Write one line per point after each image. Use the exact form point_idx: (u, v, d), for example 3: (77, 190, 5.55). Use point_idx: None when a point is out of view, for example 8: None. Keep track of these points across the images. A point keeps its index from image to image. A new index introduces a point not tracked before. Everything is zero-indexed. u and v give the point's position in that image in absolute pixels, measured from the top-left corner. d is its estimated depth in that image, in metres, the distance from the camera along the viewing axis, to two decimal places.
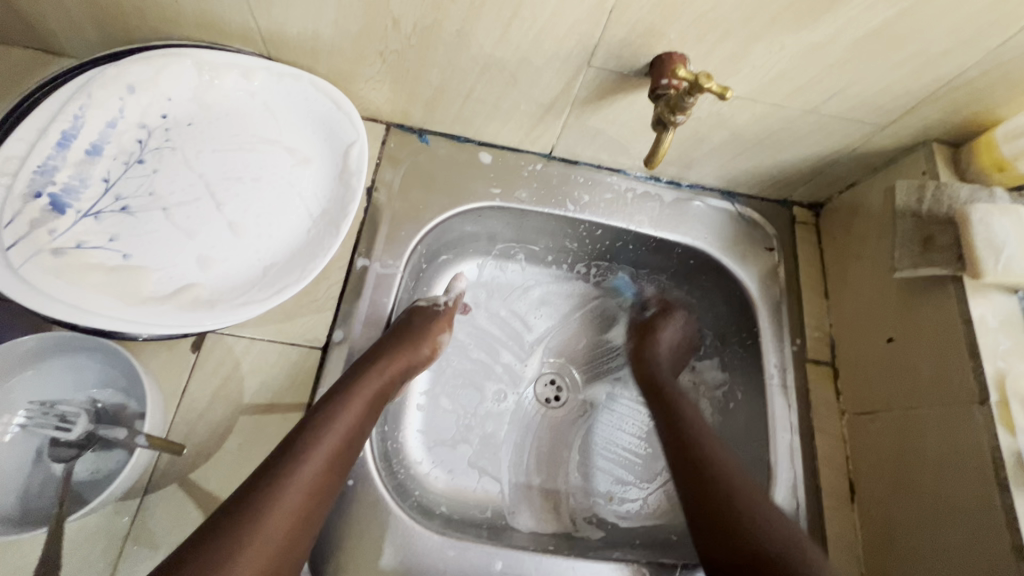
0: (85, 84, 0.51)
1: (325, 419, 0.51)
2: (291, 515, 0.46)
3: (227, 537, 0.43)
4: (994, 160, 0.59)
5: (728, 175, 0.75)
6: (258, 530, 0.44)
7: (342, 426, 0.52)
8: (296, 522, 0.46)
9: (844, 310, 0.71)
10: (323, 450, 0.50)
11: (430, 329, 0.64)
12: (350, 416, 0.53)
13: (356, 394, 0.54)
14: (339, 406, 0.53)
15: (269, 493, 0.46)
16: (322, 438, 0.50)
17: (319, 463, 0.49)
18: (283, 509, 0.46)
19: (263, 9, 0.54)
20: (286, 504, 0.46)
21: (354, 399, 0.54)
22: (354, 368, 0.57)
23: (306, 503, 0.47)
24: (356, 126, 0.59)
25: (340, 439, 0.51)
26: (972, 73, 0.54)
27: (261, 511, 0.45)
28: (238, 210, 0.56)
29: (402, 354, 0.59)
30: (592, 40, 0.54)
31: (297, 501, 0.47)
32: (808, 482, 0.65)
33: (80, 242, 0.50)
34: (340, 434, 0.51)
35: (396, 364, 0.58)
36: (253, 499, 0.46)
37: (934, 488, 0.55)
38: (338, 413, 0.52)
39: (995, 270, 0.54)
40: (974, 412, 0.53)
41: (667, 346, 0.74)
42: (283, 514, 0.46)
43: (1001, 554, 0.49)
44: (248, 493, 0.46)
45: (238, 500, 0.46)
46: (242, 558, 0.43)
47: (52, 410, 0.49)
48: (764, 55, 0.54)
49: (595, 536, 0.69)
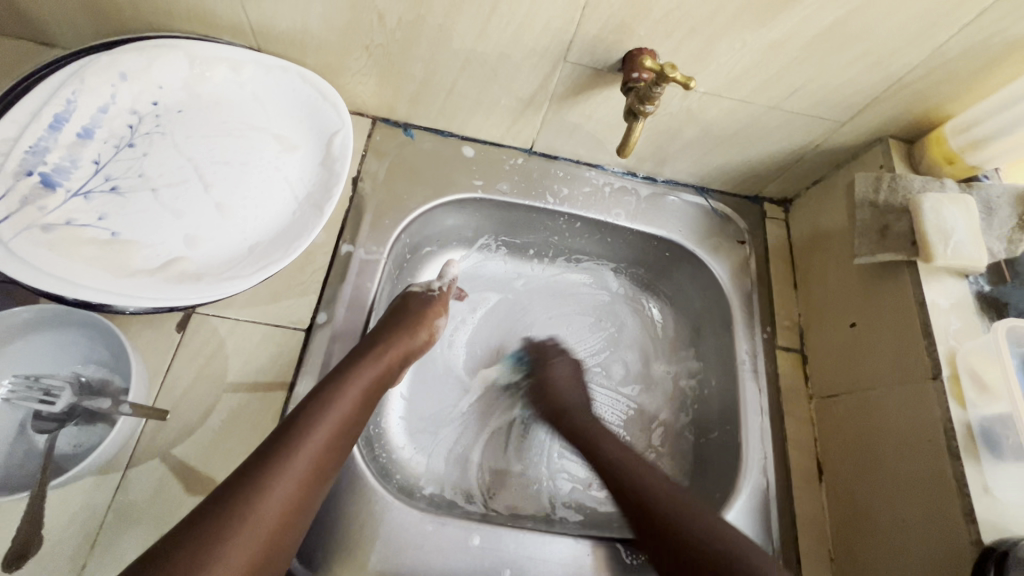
0: (78, 70, 0.54)
1: (328, 403, 0.53)
2: (288, 501, 0.48)
3: (217, 524, 0.44)
4: (944, 153, 0.63)
5: (700, 170, 0.78)
6: (257, 512, 0.45)
7: (341, 413, 0.53)
8: (294, 506, 0.48)
9: (811, 300, 0.74)
10: (320, 437, 0.51)
11: (428, 322, 0.66)
12: (347, 404, 0.54)
13: (360, 379, 0.56)
14: (340, 391, 0.55)
15: (267, 477, 0.47)
16: (321, 424, 0.51)
17: (319, 446, 0.51)
18: (284, 493, 0.47)
19: (254, 4, 0.56)
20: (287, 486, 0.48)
21: (352, 388, 0.55)
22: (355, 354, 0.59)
23: (299, 492, 0.48)
24: (341, 115, 0.61)
25: (342, 425, 0.53)
26: (920, 71, 0.58)
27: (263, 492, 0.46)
28: (226, 191, 0.57)
29: (402, 343, 0.62)
30: (566, 35, 0.57)
31: (298, 484, 0.48)
32: (778, 463, 0.67)
33: (69, 219, 0.51)
34: (342, 420, 0.53)
35: (398, 352, 0.61)
36: (247, 486, 0.46)
37: (895, 462, 0.57)
38: (336, 401, 0.54)
39: (945, 254, 0.57)
40: (928, 387, 0.55)
41: (566, 379, 0.75)
42: (278, 501, 0.47)
43: (954, 519, 0.50)
44: (238, 482, 0.46)
45: (228, 488, 0.46)
46: (233, 544, 0.44)
47: (36, 383, 0.50)
48: (728, 52, 0.57)
49: (572, 520, 0.71)
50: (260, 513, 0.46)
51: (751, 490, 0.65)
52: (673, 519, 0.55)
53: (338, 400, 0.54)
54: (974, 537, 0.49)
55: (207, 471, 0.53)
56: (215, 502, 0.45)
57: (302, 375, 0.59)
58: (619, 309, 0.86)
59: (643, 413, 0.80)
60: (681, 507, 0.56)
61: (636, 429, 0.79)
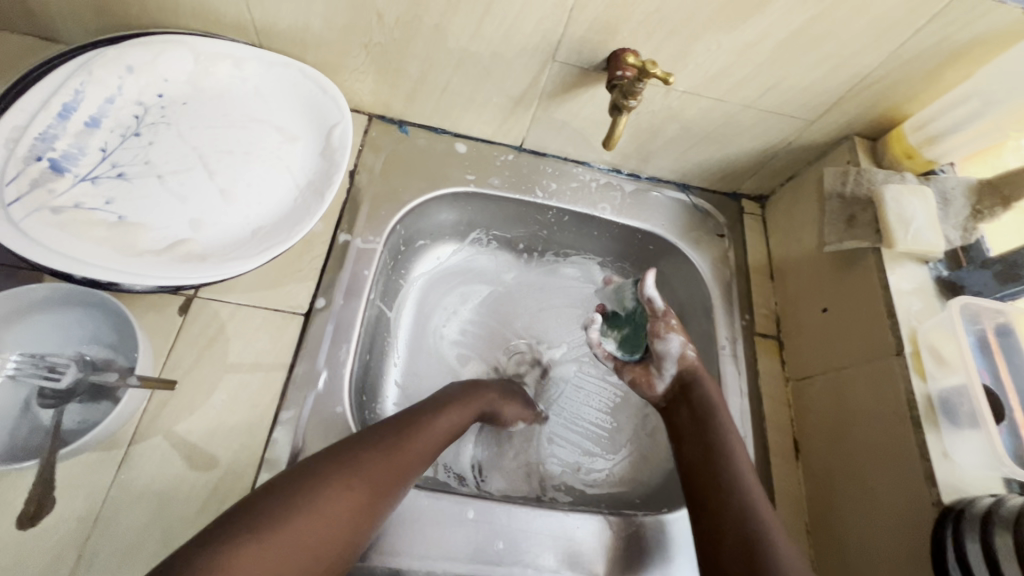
0: (87, 62, 0.56)
1: (406, 433, 0.55)
2: (366, 499, 0.49)
3: (299, 493, 0.46)
4: (904, 149, 0.68)
5: (682, 168, 0.82)
6: (335, 500, 0.47)
7: (430, 437, 0.57)
8: (354, 518, 0.48)
9: (787, 289, 0.79)
10: (408, 453, 0.54)
11: (521, 397, 0.74)
12: (437, 434, 0.58)
13: (442, 421, 0.60)
14: (414, 428, 0.56)
15: (354, 468, 0.50)
16: (410, 442, 0.55)
17: (381, 472, 0.51)
18: (347, 501, 0.48)
19: (259, 3, 0.59)
20: (346, 506, 0.48)
21: (441, 421, 0.60)
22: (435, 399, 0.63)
23: (375, 496, 0.50)
24: (341, 108, 0.64)
25: (409, 459, 0.54)
26: (879, 73, 0.63)
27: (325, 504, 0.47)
28: (229, 179, 0.60)
29: (489, 398, 0.68)
30: (556, 35, 0.61)
31: (369, 495, 0.50)
32: (757, 441, 0.70)
33: (78, 202, 0.53)
34: (410, 453, 0.54)
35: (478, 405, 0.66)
36: (338, 470, 0.49)
37: (864, 435, 0.61)
38: (427, 426, 0.58)
39: (905, 239, 0.62)
40: (892, 362, 0.60)
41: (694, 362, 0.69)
42: (359, 496, 0.49)
43: (918, 482, 0.54)
44: (327, 464, 0.49)
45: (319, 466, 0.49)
46: (310, 520, 0.45)
47: (41, 360, 0.51)
48: (705, 52, 0.62)
49: (562, 501, 0.74)
50: (340, 499, 0.48)
51: None
52: (728, 482, 0.57)
53: (417, 432, 0.56)
54: (935, 498, 0.53)
55: (210, 447, 0.55)
56: (304, 475, 0.48)
57: (301, 356, 0.61)
58: None
59: (630, 400, 0.83)
60: (738, 470, 0.58)
61: (622, 415, 0.82)
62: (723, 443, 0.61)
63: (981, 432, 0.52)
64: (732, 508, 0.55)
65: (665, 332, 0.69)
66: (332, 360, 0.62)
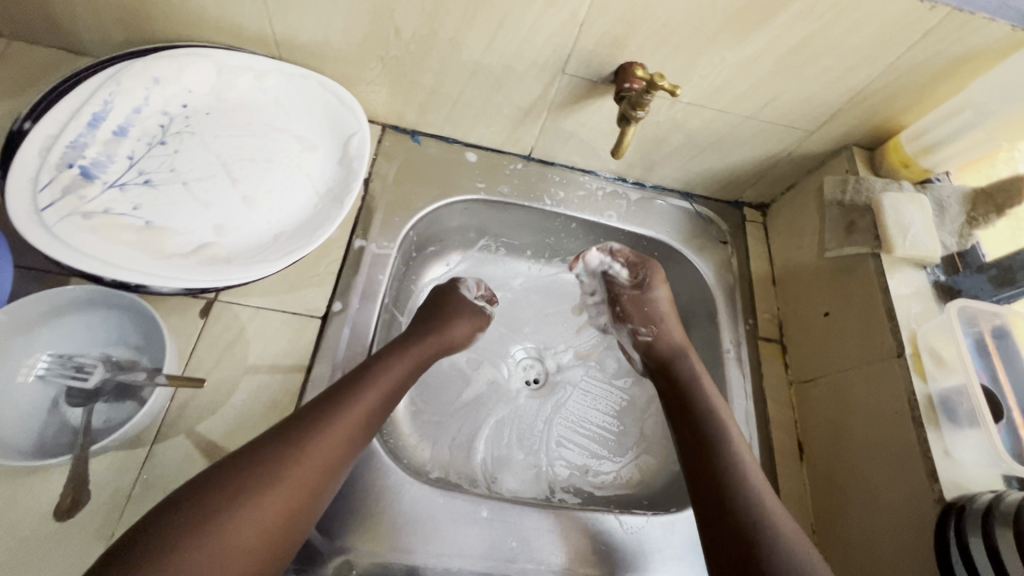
0: (116, 73, 0.58)
1: (342, 400, 0.55)
2: (310, 474, 0.51)
3: (239, 480, 0.48)
4: (900, 158, 0.71)
5: (685, 177, 0.85)
6: (279, 481, 0.49)
7: (370, 400, 0.57)
8: (304, 494, 0.50)
9: (789, 295, 0.81)
10: (348, 420, 0.55)
11: (464, 315, 0.75)
12: (376, 393, 0.58)
13: (379, 381, 0.59)
14: (326, 428, 0.53)
15: (293, 447, 0.51)
16: (350, 410, 0.55)
17: (309, 472, 0.51)
18: (293, 480, 0.50)
19: (281, 17, 0.62)
20: (247, 541, 0.46)
21: (379, 379, 0.59)
22: (350, 380, 0.58)
23: (322, 469, 0.52)
24: (359, 118, 0.66)
25: (319, 471, 0.51)
26: (876, 85, 0.66)
27: (219, 549, 0.45)
28: (251, 186, 0.62)
29: (428, 347, 0.67)
30: (565, 49, 0.64)
31: (315, 470, 0.51)
32: (762, 443, 0.72)
33: (107, 208, 0.55)
34: (320, 464, 0.51)
35: (402, 372, 0.62)
36: (277, 450, 0.50)
37: (868, 435, 0.63)
38: (365, 389, 0.57)
39: (903, 245, 0.64)
40: (894, 363, 0.61)
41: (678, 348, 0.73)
42: (302, 473, 0.50)
43: (920, 480, 0.56)
44: (265, 446, 0.50)
45: (256, 448, 0.50)
46: (256, 504, 0.47)
47: (69, 361, 0.53)
48: (709, 66, 0.64)
49: (571, 503, 0.75)
50: (284, 480, 0.49)
51: None
52: (727, 483, 0.57)
53: (356, 396, 0.56)
54: (937, 495, 0.54)
55: (231, 446, 0.56)
56: (245, 460, 0.49)
57: (319, 358, 0.63)
58: None
59: (636, 404, 0.85)
60: (743, 472, 0.58)
61: (628, 418, 0.84)
62: (721, 442, 0.61)
63: (981, 431, 0.55)
64: (729, 510, 0.56)
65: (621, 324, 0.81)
66: (349, 362, 0.64)
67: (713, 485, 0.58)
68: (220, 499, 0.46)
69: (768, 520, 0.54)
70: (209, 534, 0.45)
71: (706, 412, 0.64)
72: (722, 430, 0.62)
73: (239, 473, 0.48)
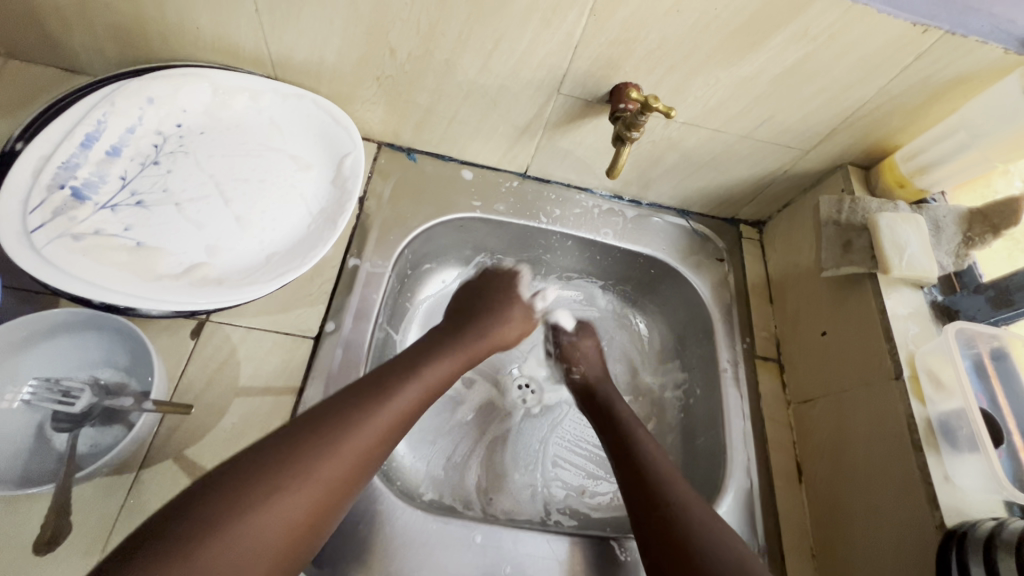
0: (109, 93, 0.57)
1: (384, 394, 0.52)
2: (345, 470, 0.47)
3: (272, 472, 0.44)
4: (896, 178, 0.71)
5: (681, 194, 0.85)
6: (315, 475, 0.45)
7: (411, 396, 0.54)
8: (336, 492, 0.46)
9: (786, 313, 0.80)
10: (389, 416, 0.51)
11: (514, 310, 0.74)
12: (418, 389, 0.55)
13: (421, 378, 0.56)
14: (365, 423, 0.49)
15: (331, 440, 0.47)
16: (390, 405, 0.52)
17: (345, 469, 0.47)
18: (329, 474, 0.46)
19: (276, 37, 0.62)
20: (274, 538, 0.42)
21: (422, 378, 0.56)
22: (385, 378, 0.54)
23: (357, 466, 0.48)
24: (354, 138, 0.66)
25: (347, 475, 0.47)
26: (870, 106, 0.66)
27: (242, 549, 0.40)
28: (244, 207, 0.62)
29: (468, 344, 0.65)
30: (560, 70, 0.64)
31: (352, 466, 0.48)
32: (761, 465, 0.71)
33: (98, 229, 0.55)
34: (355, 462, 0.48)
35: (445, 371, 0.60)
36: (314, 443, 0.46)
37: (869, 457, 0.62)
38: (407, 384, 0.55)
39: (900, 265, 0.64)
40: (892, 386, 0.61)
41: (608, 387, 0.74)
42: (338, 468, 0.46)
43: (921, 506, 0.55)
44: (302, 436, 0.46)
45: (292, 437, 0.46)
46: (288, 499, 0.43)
47: (56, 385, 0.52)
48: (703, 87, 0.64)
49: (567, 525, 0.74)
50: (319, 475, 0.45)
51: (736, 490, 0.68)
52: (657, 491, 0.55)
53: (397, 392, 0.53)
54: (938, 521, 0.53)
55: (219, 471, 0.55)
56: (280, 449, 0.45)
57: (311, 379, 0.62)
58: (607, 324, 0.91)
59: None
60: (670, 478, 0.57)
61: None
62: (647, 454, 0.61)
63: (980, 455, 0.54)
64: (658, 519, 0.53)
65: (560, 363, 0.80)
66: (340, 383, 0.63)
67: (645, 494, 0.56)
68: (249, 492, 0.42)
69: (696, 520, 0.52)
70: (236, 530, 0.41)
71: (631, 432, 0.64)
72: (647, 445, 0.62)
73: (272, 464, 0.44)
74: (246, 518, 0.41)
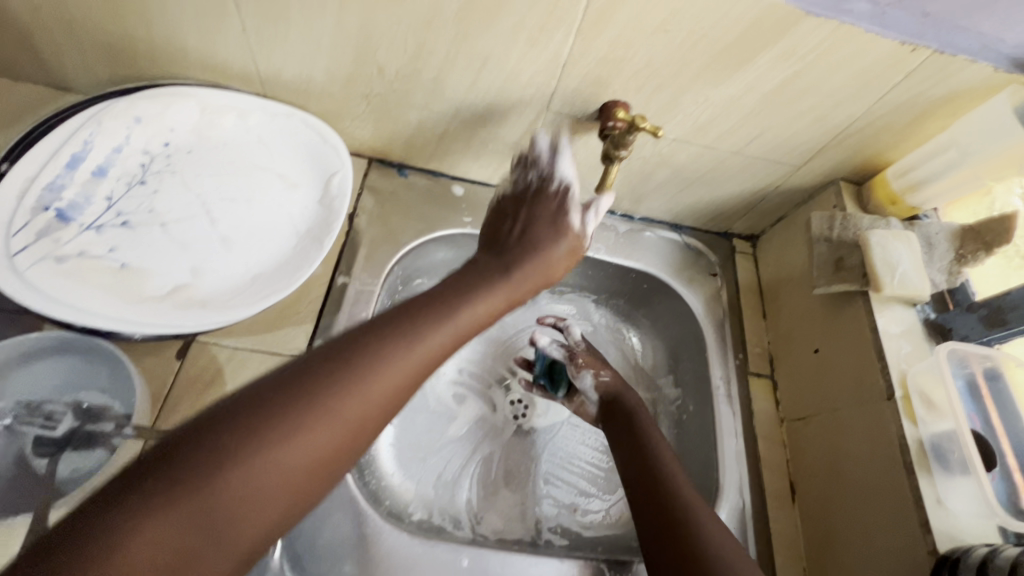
0: (96, 114, 0.56)
1: (417, 323, 0.44)
2: (374, 404, 0.39)
3: (286, 400, 0.36)
4: (888, 195, 0.71)
5: (674, 209, 0.84)
6: (335, 409, 0.37)
7: (451, 330, 0.46)
8: (362, 428, 0.38)
9: (780, 329, 0.79)
10: (423, 349, 0.43)
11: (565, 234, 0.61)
12: (457, 322, 0.47)
13: (461, 311, 0.48)
14: (395, 353, 0.41)
15: (356, 369, 0.39)
16: (426, 337, 0.44)
17: (373, 402, 0.39)
18: (353, 406, 0.38)
19: (264, 56, 0.62)
20: (287, 477, 0.34)
21: (463, 312, 0.48)
22: (411, 312, 0.45)
23: (387, 402, 0.40)
24: (342, 157, 0.66)
25: (375, 411, 0.39)
26: (861, 123, 0.65)
27: (249, 488, 0.33)
28: (231, 227, 0.62)
29: (512, 276, 0.55)
30: (549, 88, 0.64)
31: (380, 400, 0.39)
32: (753, 484, 0.70)
33: (83, 251, 0.55)
34: (385, 394, 0.40)
35: (488, 306, 0.51)
36: (334, 372, 0.38)
37: (861, 477, 0.61)
38: (445, 317, 0.46)
39: (892, 284, 0.63)
40: (884, 406, 0.60)
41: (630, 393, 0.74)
42: (364, 401, 0.38)
43: (913, 529, 0.55)
44: (321, 365, 0.39)
45: (311, 366, 0.39)
46: (305, 433, 0.35)
47: (37, 409, 0.53)
48: (693, 104, 0.64)
49: (557, 544, 0.73)
50: (341, 406, 0.37)
51: (728, 510, 0.68)
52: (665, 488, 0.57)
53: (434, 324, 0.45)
54: (930, 546, 0.53)
55: None
56: (296, 377, 0.38)
57: None
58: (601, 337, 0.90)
59: None
60: (677, 477, 0.58)
61: None
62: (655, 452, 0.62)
63: (972, 478, 0.54)
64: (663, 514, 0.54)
65: (578, 371, 0.76)
66: None
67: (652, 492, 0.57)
68: (260, 419, 0.35)
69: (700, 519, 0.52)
70: (240, 464, 0.33)
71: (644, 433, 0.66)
72: (656, 443, 0.64)
73: (288, 392, 0.36)
74: (244, 462, 0.33)
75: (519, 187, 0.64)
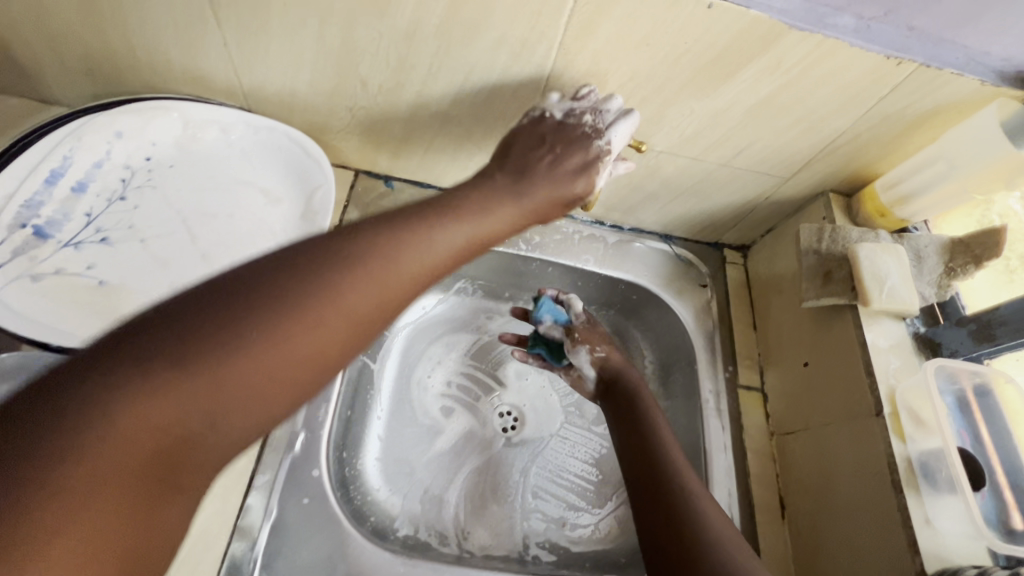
0: (77, 129, 0.56)
1: (423, 225, 0.40)
2: (377, 301, 0.36)
3: (283, 289, 0.33)
4: (876, 207, 0.70)
5: (664, 219, 0.84)
6: (335, 302, 0.34)
7: (458, 239, 0.42)
8: (362, 328, 0.35)
9: (769, 340, 0.79)
10: (430, 254, 0.39)
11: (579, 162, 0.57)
12: (465, 231, 0.43)
13: (468, 224, 0.44)
14: (402, 251, 0.38)
15: (359, 261, 0.36)
16: (432, 241, 0.40)
17: (376, 300, 0.36)
18: (354, 301, 0.35)
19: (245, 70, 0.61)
20: (279, 368, 0.32)
21: (470, 224, 0.44)
22: (411, 214, 0.41)
23: (391, 301, 0.37)
24: (325, 171, 0.66)
25: (377, 310, 0.36)
26: (849, 136, 0.65)
27: (240, 372, 0.30)
28: (212, 243, 0.62)
29: (519, 199, 0.52)
30: (533, 102, 0.63)
31: (384, 299, 0.36)
32: (743, 500, 0.69)
33: (60, 268, 0.55)
34: (390, 296, 0.37)
35: (495, 223, 0.48)
36: (337, 263, 0.35)
37: (850, 495, 0.61)
38: (451, 223, 0.43)
39: (880, 298, 0.63)
40: (872, 423, 0.59)
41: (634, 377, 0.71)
42: (366, 298, 0.35)
43: (901, 550, 0.54)
44: (324, 254, 0.35)
45: (312, 253, 0.35)
46: (302, 328, 0.32)
47: None
48: (679, 116, 0.63)
49: (545, 560, 0.72)
50: (342, 303, 0.34)
51: None
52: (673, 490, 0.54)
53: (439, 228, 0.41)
54: (918, 567, 0.52)
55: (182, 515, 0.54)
56: (296, 264, 0.34)
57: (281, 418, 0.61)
58: None
59: None
60: (685, 478, 0.56)
61: (608, 467, 0.81)
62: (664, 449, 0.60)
63: (959, 496, 0.54)
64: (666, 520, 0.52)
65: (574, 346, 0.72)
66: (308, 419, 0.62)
67: (656, 492, 0.55)
68: (252, 303, 0.32)
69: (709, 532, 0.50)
70: (230, 344, 0.30)
71: (651, 428, 0.63)
72: (663, 437, 0.61)
73: (288, 277, 0.33)
74: (234, 348, 0.30)
75: (542, 114, 0.59)
